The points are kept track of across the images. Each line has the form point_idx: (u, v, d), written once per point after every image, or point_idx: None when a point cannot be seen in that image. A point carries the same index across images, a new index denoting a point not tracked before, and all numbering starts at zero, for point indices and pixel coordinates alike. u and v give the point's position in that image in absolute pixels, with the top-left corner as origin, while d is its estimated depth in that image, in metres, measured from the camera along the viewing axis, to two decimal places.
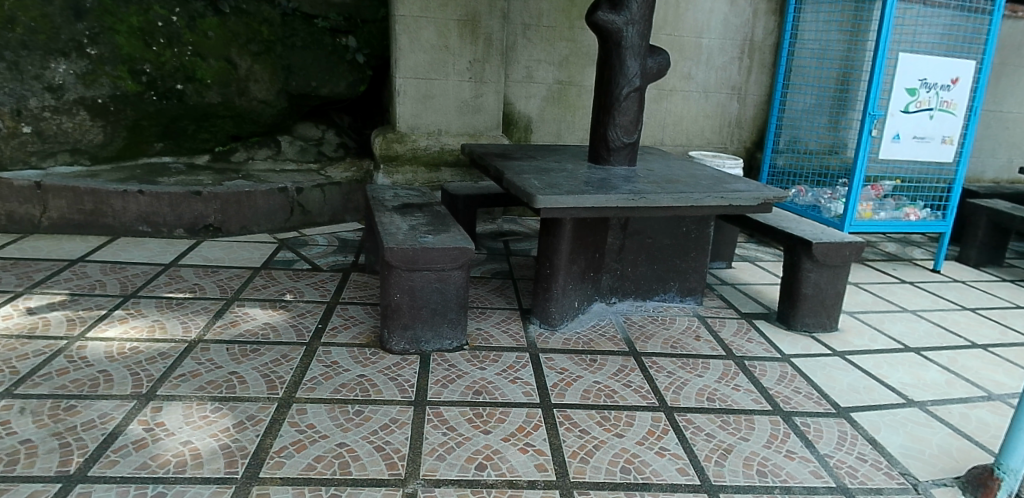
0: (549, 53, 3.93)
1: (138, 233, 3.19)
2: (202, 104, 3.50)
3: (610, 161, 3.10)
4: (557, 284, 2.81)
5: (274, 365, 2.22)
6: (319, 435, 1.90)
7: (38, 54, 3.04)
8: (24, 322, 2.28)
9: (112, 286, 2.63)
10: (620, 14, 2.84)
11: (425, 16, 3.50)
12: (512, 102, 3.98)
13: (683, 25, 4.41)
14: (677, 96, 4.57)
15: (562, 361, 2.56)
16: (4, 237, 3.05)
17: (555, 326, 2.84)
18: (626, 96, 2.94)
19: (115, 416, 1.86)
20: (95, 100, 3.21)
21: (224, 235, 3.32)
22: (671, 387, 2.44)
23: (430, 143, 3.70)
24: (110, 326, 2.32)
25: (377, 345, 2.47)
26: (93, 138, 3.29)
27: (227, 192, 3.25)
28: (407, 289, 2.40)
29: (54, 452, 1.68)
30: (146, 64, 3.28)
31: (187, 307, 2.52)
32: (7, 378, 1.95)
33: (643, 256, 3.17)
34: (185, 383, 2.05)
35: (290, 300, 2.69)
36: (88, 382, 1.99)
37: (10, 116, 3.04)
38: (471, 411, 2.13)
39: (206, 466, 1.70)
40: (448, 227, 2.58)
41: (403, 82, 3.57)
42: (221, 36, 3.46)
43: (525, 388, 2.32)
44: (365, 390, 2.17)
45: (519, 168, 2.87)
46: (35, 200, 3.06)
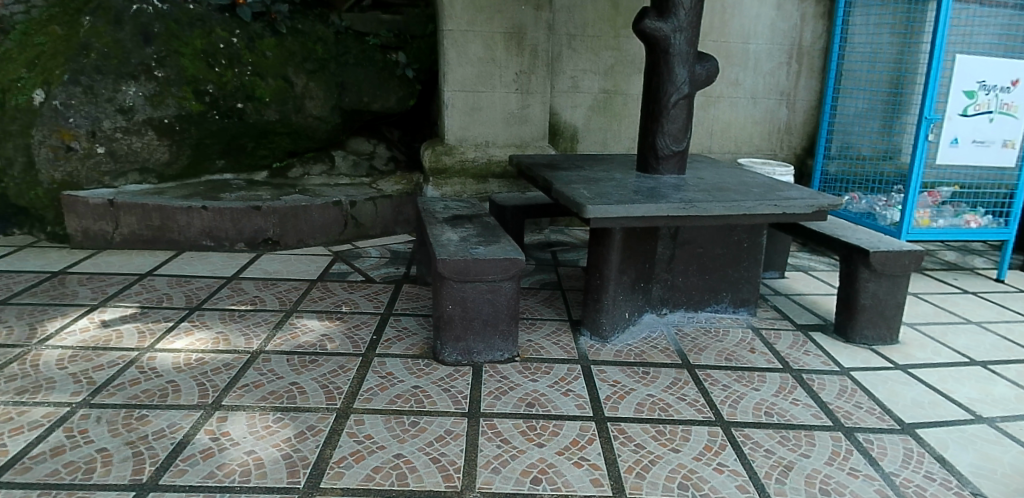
0: (594, 62, 3.92)
1: (202, 248, 3.31)
2: (261, 122, 3.54)
3: (658, 170, 3.06)
4: (608, 295, 2.78)
5: (332, 375, 2.27)
6: (376, 446, 1.93)
7: (110, 78, 3.18)
8: (99, 334, 2.39)
9: (178, 299, 2.73)
10: (667, 21, 2.82)
11: (472, 30, 3.54)
12: (557, 113, 3.98)
13: (730, 31, 4.34)
14: (725, 103, 4.49)
15: (614, 373, 2.53)
16: (81, 252, 3.22)
17: (605, 338, 2.81)
18: (674, 103, 2.92)
19: (183, 425, 1.92)
20: (162, 120, 3.29)
21: (282, 248, 3.41)
22: (727, 401, 2.39)
23: (477, 155, 3.73)
24: (178, 338, 2.41)
25: (430, 357, 2.50)
26: (160, 157, 3.39)
27: (284, 206, 3.34)
28: (459, 300, 2.42)
29: (127, 461, 1.75)
30: (209, 85, 3.35)
31: (248, 319, 2.60)
32: (85, 388, 2.05)
33: (694, 266, 3.12)
34: (249, 393, 2.11)
35: (346, 312, 2.74)
36: (157, 392, 2.07)
37: (87, 137, 3.17)
38: (525, 423, 2.13)
39: (269, 475, 1.75)
40: (498, 238, 2.60)
41: (451, 96, 3.62)
42: (278, 56, 3.56)
43: (577, 401, 2.30)
44: (420, 401, 2.19)
45: (568, 178, 2.87)
46: (108, 217, 3.21)
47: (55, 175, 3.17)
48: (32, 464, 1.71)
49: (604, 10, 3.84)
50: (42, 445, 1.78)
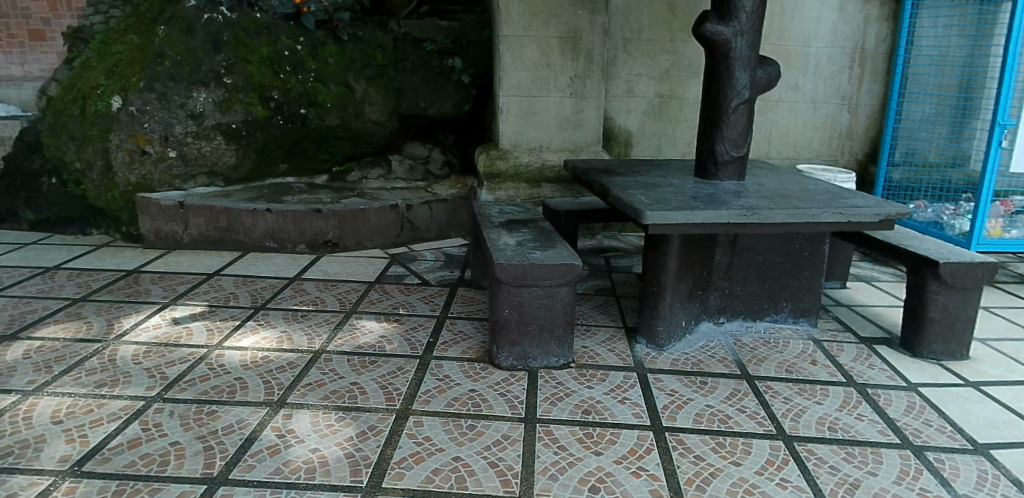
0: (650, 66, 3.88)
1: (265, 249, 3.41)
2: (323, 127, 3.63)
3: (717, 176, 3.00)
4: (665, 303, 2.74)
5: (391, 376, 2.30)
6: (435, 448, 1.95)
7: (182, 85, 3.31)
8: (171, 331, 2.48)
9: (244, 299, 2.82)
10: (728, 25, 2.77)
11: (527, 35, 3.55)
12: (612, 117, 3.95)
13: (790, 34, 4.23)
14: (783, 108, 4.37)
15: (672, 382, 2.49)
16: (154, 252, 3.37)
17: (662, 347, 2.76)
18: (735, 108, 2.85)
19: (251, 421, 1.98)
20: (230, 125, 3.40)
21: (341, 250, 3.48)
22: (789, 414, 2.31)
23: (531, 159, 3.74)
24: (244, 336, 2.48)
25: (486, 361, 2.50)
26: (227, 161, 3.51)
27: (343, 209, 3.41)
28: (516, 304, 2.42)
29: (199, 454, 1.81)
30: (274, 91, 3.45)
31: (310, 319, 2.66)
32: (158, 383, 2.13)
33: (753, 275, 3.04)
34: (312, 392, 2.16)
35: (403, 314, 2.78)
36: (226, 388, 2.13)
37: (160, 142, 3.31)
38: (582, 431, 2.11)
39: (332, 473, 1.79)
40: (554, 243, 2.59)
41: (506, 100, 3.64)
42: (340, 63, 3.64)
43: (634, 409, 2.27)
44: (477, 405, 2.20)
45: (625, 183, 2.84)
46: (179, 218, 3.35)
47: (131, 178, 3.34)
48: (112, 454, 1.78)
49: (661, 14, 3.80)
50: (120, 436, 1.86)
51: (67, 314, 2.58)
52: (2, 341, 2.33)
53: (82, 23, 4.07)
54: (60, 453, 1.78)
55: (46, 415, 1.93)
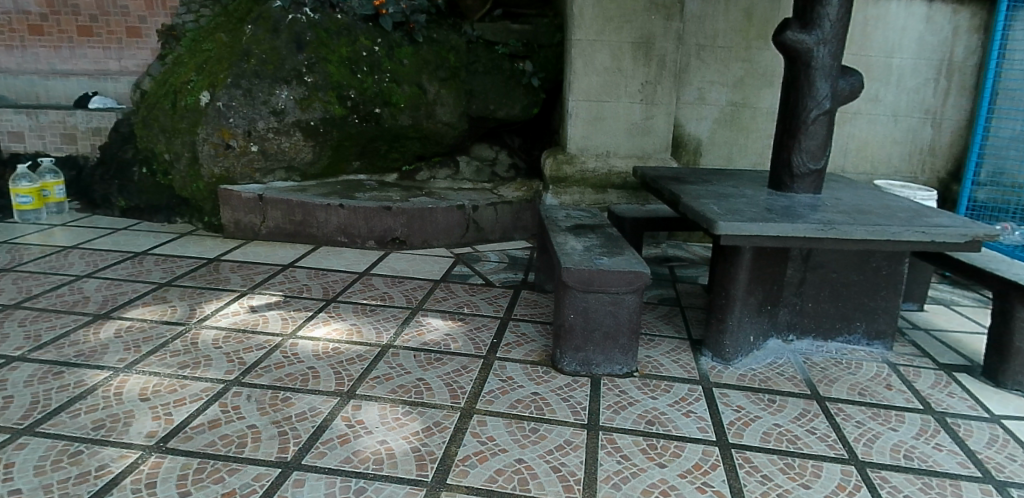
0: (723, 74, 3.80)
1: (336, 243, 3.52)
2: (395, 126, 3.71)
3: (792, 188, 2.91)
4: (733, 317, 2.67)
5: (456, 375, 2.33)
6: (498, 449, 1.95)
7: (266, 82, 3.44)
8: (249, 318, 2.59)
9: (316, 290, 2.90)
10: (811, 34, 2.68)
11: (600, 39, 3.54)
12: (682, 125, 3.89)
13: (873, 44, 4.07)
14: (862, 120, 4.21)
15: (738, 398, 2.43)
16: (233, 242, 3.53)
17: (728, 361, 2.70)
18: (814, 119, 2.76)
19: (322, 410, 2.04)
20: (309, 123, 3.51)
21: (407, 248, 3.54)
22: (861, 439, 2.22)
23: (598, 165, 3.72)
24: (317, 326, 2.56)
25: (549, 365, 2.50)
26: (305, 157, 3.63)
27: (412, 208, 3.47)
28: (581, 310, 2.41)
29: (274, 439, 1.88)
30: (351, 90, 3.54)
31: (378, 314, 2.72)
32: (237, 367, 2.22)
33: (826, 292, 2.93)
34: (381, 385, 2.21)
35: (467, 314, 2.81)
36: (300, 376, 2.20)
37: (243, 136, 3.45)
38: (645, 441, 2.08)
39: (399, 466, 1.82)
40: (622, 250, 2.56)
41: (575, 105, 3.64)
42: (414, 64, 3.71)
43: (699, 423, 2.22)
44: (540, 408, 2.20)
45: (696, 192, 2.79)
46: (257, 211, 3.51)
47: (215, 170, 3.50)
48: (194, 433, 1.86)
49: (737, 20, 3.71)
50: (202, 417, 1.94)
51: (154, 297, 2.72)
52: (97, 320, 2.48)
53: (175, 22, 4.25)
54: (147, 428, 1.87)
55: (135, 392, 2.04)
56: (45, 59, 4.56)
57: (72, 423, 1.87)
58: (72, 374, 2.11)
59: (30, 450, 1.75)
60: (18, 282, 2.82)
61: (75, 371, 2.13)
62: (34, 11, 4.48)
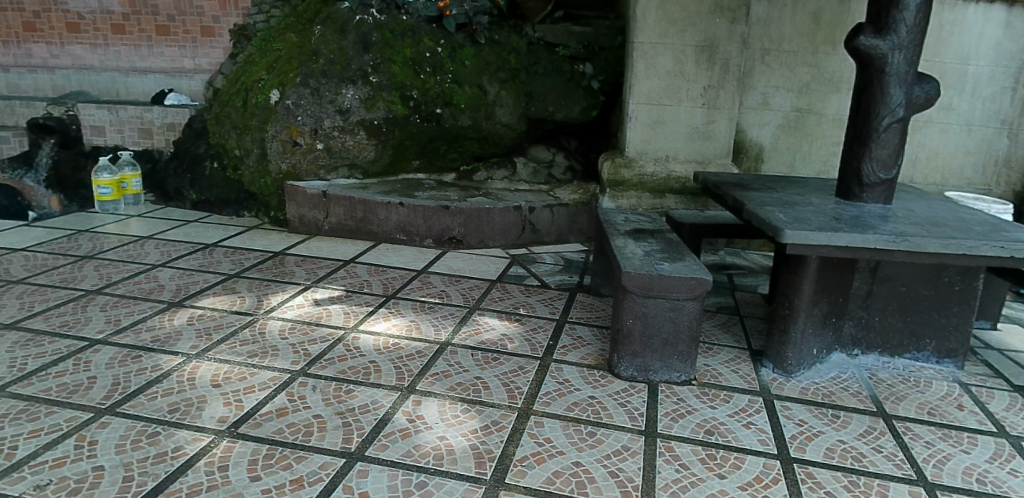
0: (789, 79, 3.72)
1: (396, 241, 3.58)
2: (455, 127, 3.75)
3: (861, 198, 2.81)
4: (796, 328, 2.60)
5: (513, 375, 2.34)
6: (556, 451, 1.95)
7: (334, 82, 3.52)
8: (313, 311, 2.66)
9: (376, 286, 2.96)
10: (886, 39, 2.58)
11: (663, 42, 3.51)
12: (744, 130, 3.82)
13: (948, 49, 3.90)
14: (934, 129, 4.04)
15: (800, 412, 2.36)
16: (297, 237, 3.64)
17: (790, 373, 2.63)
18: (887, 127, 2.66)
19: (384, 403, 2.07)
20: (372, 122, 3.58)
21: (464, 247, 3.57)
22: (931, 460, 2.11)
23: (657, 169, 3.70)
24: (378, 321, 2.61)
25: (606, 369, 2.48)
26: (367, 155, 3.71)
27: (470, 208, 3.50)
28: (641, 315, 2.39)
29: (339, 429, 1.92)
30: (414, 90, 3.59)
31: (436, 311, 2.76)
32: (303, 358, 2.29)
33: (894, 306, 2.82)
34: (439, 381, 2.23)
35: (523, 315, 2.81)
36: (362, 370, 2.25)
37: (310, 134, 3.55)
38: (704, 451, 2.04)
39: (459, 463, 1.83)
40: (683, 256, 2.52)
41: (636, 108, 3.62)
42: (475, 65, 3.74)
43: (760, 436, 2.17)
44: (596, 412, 2.18)
45: (761, 199, 2.74)
46: (321, 207, 3.61)
47: (282, 166, 3.62)
48: (262, 420, 1.92)
49: (805, 24, 3.62)
50: (270, 404, 2.00)
51: (224, 288, 2.82)
52: (171, 307, 2.59)
53: (247, 22, 4.48)
54: (219, 413, 1.94)
55: (207, 378, 2.12)
56: (126, 56, 4.79)
57: (149, 405, 1.95)
58: (149, 358, 2.21)
59: (111, 428, 1.83)
60: (98, 269, 2.97)
61: (152, 356, 2.22)
62: (118, 11, 4.71)
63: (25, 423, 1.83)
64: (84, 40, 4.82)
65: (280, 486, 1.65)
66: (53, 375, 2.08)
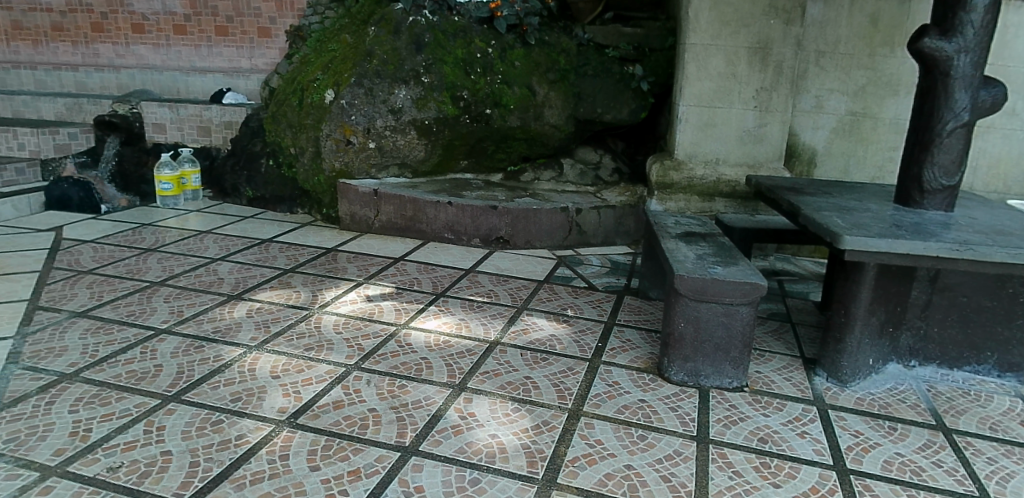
0: (844, 81, 3.63)
1: (443, 240, 3.62)
2: (504, 127, 3.77)
3: (922, 204, 2.73)
4: (853, 336, 2.55)
5: (562, 376, 2.34)
6: (607, 453, 1.93)
7: (387, 82, 3.59)
8: (365, 307, 2.70)
9: (426, 284, 2.99)
10: (951, 41, 2.50)
11: (715, 44, 3.49)
12: (796, 133, 3.75)
13: (1013, 52, 3.76)
14: (996, 135, 3.90)
15: (856, 423, 2.29)
16: (347, 234, 3.72)
17: (845, 383, 2.57)
18: (950, 132, 2.58)
19: (436, 400, 2.10)
20: (423, 121, 3.63)
21: (511, 248, 3.59)
22: (995, 476, 2.01)
23: (707, 172, 3.68)
24: (428, 319, 2.65)
25: (656, 373, 2.47)
26: (417, 154, 3.75)
27: (518, 208, 3.52)
28: (693, 319, 2.36)
29: (393, 423, 1.95)
30: (465, 91, 3.63)
31: (485, 310, 2.78)
32: (357, 353, 2.33)
33: (954, 317, 2.73)
34: (490, 380, 2.25)
35: (572, 316, 2.81)
36: (414, 366, 2.28)
37: (363, 133, 3.63)
38: (758, 459, 1.99)
39: (511, 461, 1.84)
40: (737, 261, 2.49)
41: (687, 110, 3.61)
42: (525, 66, 3.75)
43: (815, 446, 2.10)
44: (647, 416, 2.16)
45: (818, 204, 2.69)
46: (372, 205, 3.68)
47: (335, 165, 3.70)
48: (320, 412, 1.96)
49: (862, 26, 3.53)
50: (327, 397, 2.05)
51: (280, 282, 2.89)
52: (231, 300, 2.67)
53: (302, 23, 4.59)
54: (279, 404, 1.99)
55: (266, 370, 2.17)
56: (187, 56, 4.96)
57: (212, 394, 2.01)
58: (211, 348, 2.28)
59: (178, 415, 1.90)
60: (160, 262, 3.07)
61: (214, 346, 2.30)
62: (179, 12, 4.89)
63: (98, 407, 1.91)
64: (148, 41, 5.01)
65: (339, 477, 1.68)
66: (123, 362, 2.17)
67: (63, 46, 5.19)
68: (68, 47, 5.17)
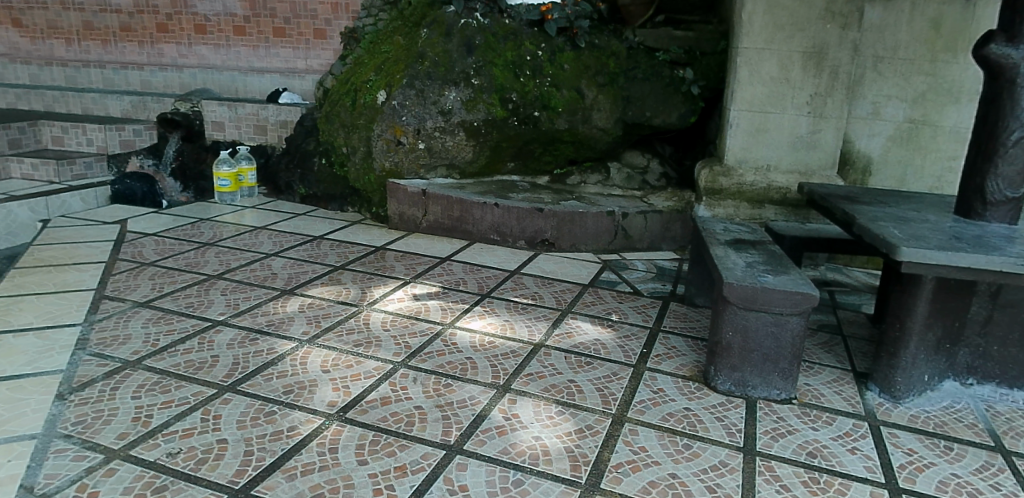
0: (903, 88, 3.51)
1: (489, 241, 3.65)
2: (552, 130, 3.77)
3: (983, 217, 2.59)
4: (908, 351, 2.46)
5: (606, 380, 2.33)
6: (652, 460, 1.90)
7: (437, 84, 3.65)
8: (412, 305, 2.75)
9: (471, 285, 3.02)
10: (1019, 48, 2.39)
11: (768, 48, 3.42)
12: (851, 140, 3.65)
13: None
14: None
15: (910, 441, 2.19)
16: (395, 233, 3.79)
17: (899, 399, 2.48)
18: (1016, 142, 2.47)
19: (480, 400, 2.12)
20: (472, 123, 3.67)
21: (555, 250, 3.59)
22: None
23: (757, 179, 3.61)
24: (474, 319, 2.67)
25: (702, 382, 2.43)
26: (465, 156, 3.79)
27: (563, 211, 3.52)
28: (741, 328, 2.32)
29: (438, 421, 1.98)
30: (514, 93, 3.66)
31: (530, 312, 2.79)
32: (404, 351, 2.37)
33: (1016, 335, 2.60)
34: (534, 382, 2.26)
35: (616, 321, 2.80)
36: (459, 365, 2.31)
37: (413, 134, 3.70)
38: (807, 474, 1.92)
39: (554, 464, 1.84)
40: (788, 270, 2.43)
41: (737, 115, 3.55)
42: (574, 69, 3.76)
43: (866, 462, 2.03)
44: (692, 425, 2.13)
45: (873, 214, 2.61)
46: (420, 204, 3.74)
47: (385, 164, 3.78)
48: (368, 407, 2.01)
49: (923, 31, 3.41)
50: (375, 393, 2.09)
51: (331, 278, 2.96)
52: (284, 295, 2.75)
53: (356, 25, 4.69)
54: (329, 398, 2.04)
55: (316, 364, 2.23)
56: (245, 57, 5.14)
57: (266, 385, 2.08)
58: (265, 341, 2.36)
59: (233, 405, 1.96)
60: (218, 255, 3.19)
61: (267, 339, 2.37)
62: (239, 14, 5.06)
63: (159, 394, 1.99)
64: (209, 41, 5.21)
65: (385, 472, 1.72)
66: (182, 351, 2.26)
67: (130, 45, 5.44)
68: (135, 47, 5.42)
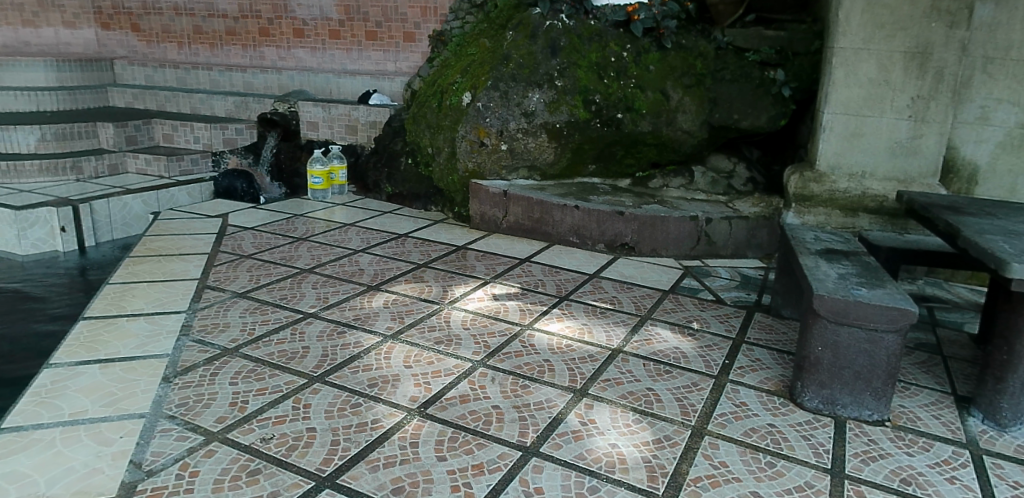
0: (1017, 90, 3.23)
1: (568, 243, 3.66)
2: (634, 132, 3.72)
3: None
4: (1017, 376, 2.24)
5: (685, 391, 2.29)
6: (732, 476, 1.85)
7: (521, 86, 3.69)
8: (492, 305, 2.79)
9: (550, 287, 3.04)
10: None
11: (867, 48, 3.23)
12: (956, 146, 3.39)
13: None
14: None
15: (1017, 473, 2.01)
16: (476, 232, 3.87)
17: (1005, 428, 2.28)
18: None
19: (557, 403, 2.13)
20: (554, 125, 3.68)
21: (636, 254, 3.56)
22: None
23: (851, 185, 3.42)
24: (551, 321, 2.69)
25: (787, 397, 2.35)
26: (546, 157, 3.81)
27: (644, 215, 3.48)
28: (831, 344, 2.21)
29: (515, 422, 2.01)
30: (597, 95, 3.64)
31: (608, 317, 2.78)
32: (483, 350, 2.42)
33: None
34: (612, 388, 2.25)
35: (697, 329, 2.74)
36: (537, 367, 2.33)
37: (496, 135, 3.75)
38: None
39: (630, 473, 1.82)
40: (884, 283, 2.30)
41: (831, 118, 3.37)
42: (659, 70, 3.69)
43: (966, 494, 1.87)
44: (776, 442, 2.05)
45: (980, 226, 2.42)
46: (501, 205, 3.79)
47: (469, 165, 3.86)
48: (448, 404, 2.06)
49: None
50: (454, 390, 2.14)
51: (413, 276, 3.06)
52: (370, 290, 2.87)
53: (444, 29, 4.82)
54: (411, 393, 2.12)
55: (400, 359, 2.32)
56: (339, 60, 5.40)
57: (352, 378, 2.18)
58: (352, 335, 2.47)
59: (322, 395, 2.07)
60: (310, 250, 3.36)
61: (354, 333, 2.48)
62: (335, 18, 5.31)
63: (254, 381, 2.13)
64: (307, 45, 5.50)
65: (463, 470, 1.76)
66: (275, 341, 2.40)
67: (234, 48, 5.84)
68: (239, 50, 5.81)
